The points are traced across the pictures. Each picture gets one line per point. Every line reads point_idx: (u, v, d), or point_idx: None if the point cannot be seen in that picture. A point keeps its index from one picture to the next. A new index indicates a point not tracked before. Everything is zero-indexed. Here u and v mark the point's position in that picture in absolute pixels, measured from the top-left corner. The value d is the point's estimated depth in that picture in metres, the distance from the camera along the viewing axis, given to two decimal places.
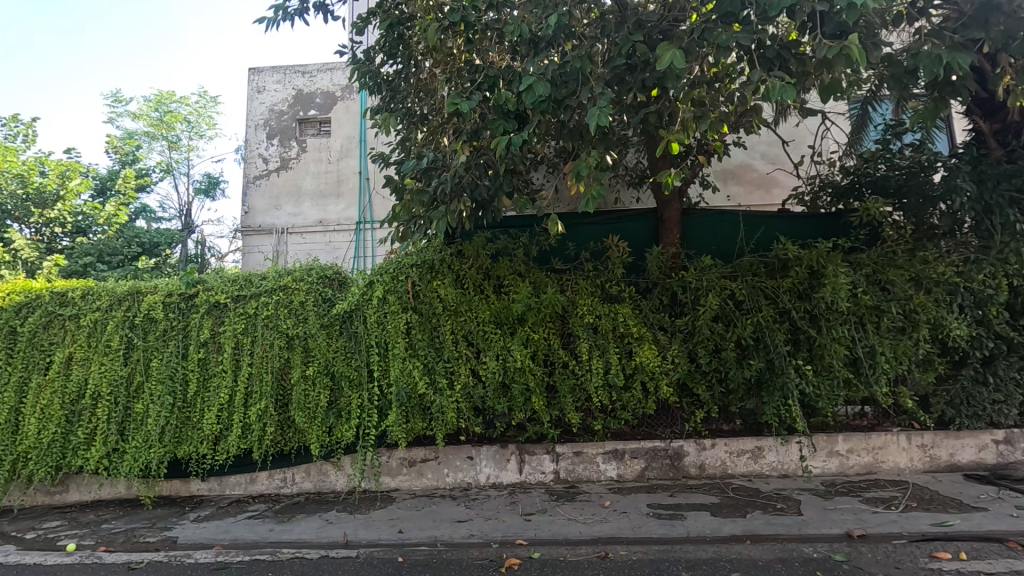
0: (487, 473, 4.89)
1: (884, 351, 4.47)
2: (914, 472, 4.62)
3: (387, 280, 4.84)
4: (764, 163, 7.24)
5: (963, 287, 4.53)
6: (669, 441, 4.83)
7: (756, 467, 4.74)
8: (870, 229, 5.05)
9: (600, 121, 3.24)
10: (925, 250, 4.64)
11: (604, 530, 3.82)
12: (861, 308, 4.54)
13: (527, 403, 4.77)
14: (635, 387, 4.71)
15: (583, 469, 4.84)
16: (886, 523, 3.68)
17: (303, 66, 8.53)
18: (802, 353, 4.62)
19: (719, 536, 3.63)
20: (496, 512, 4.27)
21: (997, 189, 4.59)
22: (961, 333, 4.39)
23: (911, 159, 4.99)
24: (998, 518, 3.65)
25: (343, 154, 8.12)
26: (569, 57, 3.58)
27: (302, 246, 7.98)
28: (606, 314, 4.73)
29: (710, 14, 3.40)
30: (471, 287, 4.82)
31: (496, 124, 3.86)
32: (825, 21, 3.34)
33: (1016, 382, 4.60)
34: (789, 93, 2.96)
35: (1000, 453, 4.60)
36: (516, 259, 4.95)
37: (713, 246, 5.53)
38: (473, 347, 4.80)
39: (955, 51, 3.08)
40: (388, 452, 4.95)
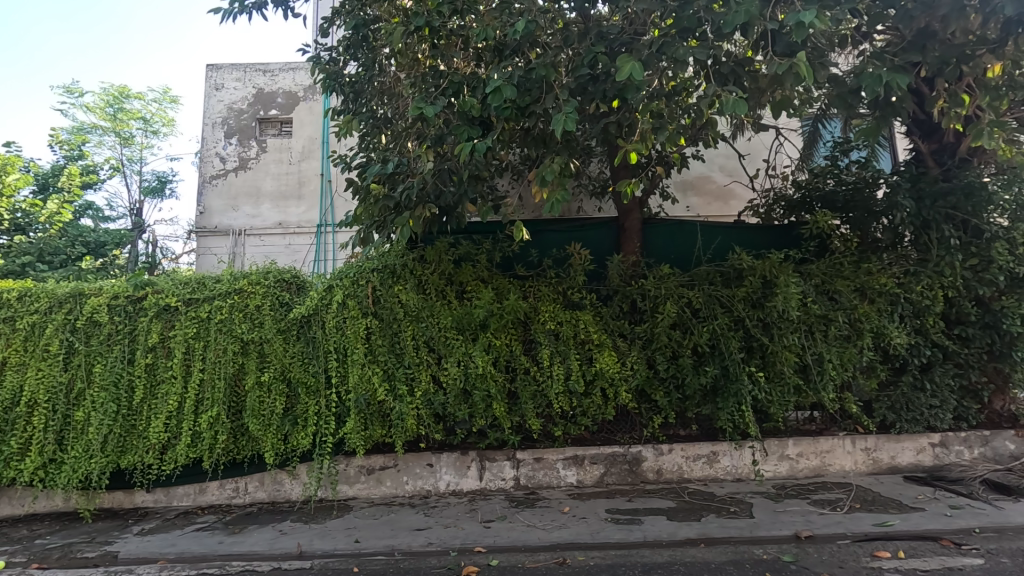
0: (447, 480, 4.85)
1: (831, 358, 4.67)
2: (858, 474, 4.82)
3: (347, 285, 4.76)
4: (721, 176, 7.47)
5: (904, 297, 4.77)
6: (628, 447, 4.90)
7: (711, 472, 4.86)
8: (819, 241, 5.28)
9: (567, 125, 3.30)
10: (869, 262, 4.88)
11: (563, 536, 3.84)
12: (810, 317, 4.72)
13: (488, 409, 4.76)
14: (596, 393, 4.76)
15: (543, 475, 4.86)
16: (832, 524, 3.83)
17: (264, 64, 8.33)
18: (755, 360, 4.78)
19: (674, 540, 3.70)
20: (456, 520, 4.23)
21: (935, 205, 4.84)
22: (900, 341, 4.63)
23: (857, 175, 5.24)
24: (933, 517, 3.85)
25: (305, 155, 7.97)
26: (533, 66, 3.62)
27: (260, 248, 7.78)
28: (567, 320, 4.78)
29: (669, 29, 3.49)
30: (433, 292, 4.80)
31: (460, 130, 3.86)
32: (776, 40, 3.48)
33: (951, 388, 4.87)
34: (742, 107, 3.07)
35: (936, 455, 4.85)
36: (479, 265, 4.96)
37: (672, 255, 5.66)
38: (434, 353, 4.77)
39: (895, 73, 3.25)
40: (346, 460, 4.85)
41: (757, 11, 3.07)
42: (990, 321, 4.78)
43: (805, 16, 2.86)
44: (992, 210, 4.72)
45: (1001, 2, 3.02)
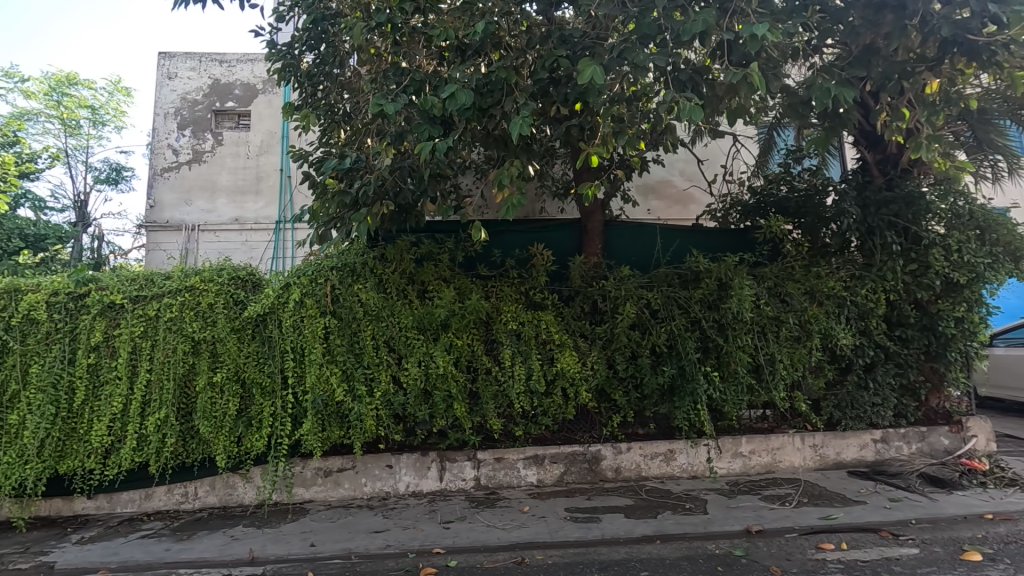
0: (406, 481, 4.80)
1: (782, 359, 4.84)
2: (807, 470, 5.01)
3: (304, 283, 4.66)
4: (681, 180, 7.65)
5: (850, 300, 4.98)
6: (588, 446, 4.96)
7: (668, 469, 4.97)
8: (772, 245, 5.48)
9: (524, 129, 3.32)
10: (818, 266, 5.08)
11: (522, 535, 3.85)
12: (763, 318, 4.87)
13: (449, 410, 4.74)
14: (556, 392, 4.80)
15: (503, 475, 4.87)
16: (780, 518, 3.97)
17: (221, 54, 8.07)
18: (710, 359, 4.91)
19: (631, 537, 3.76)
20: (415, 521, 4.20)
21: (878, 213, 5.08)
22: (846, 342, 4.84)
23: (808, 183, 5.45)
24: (874, 510, 4.03)
25: (263, 150, 7.75)
26: (494, 67, 3.64)
27: (214, 245, 7.53)
28: (529, 320, 4.81)
29: (630, 35, 3.54)
30: (394, 292, 4.75)
31: (421, 129, 3.84)
32: (732, 50, 3.58)
33: (891, 387, 5.11)
34: (698, 114, 3.15)
35: (878, 451, 5.08)
36: (441, 265, 4.93)
37: (633, 257, 5.76)
38: (395, 352, 4.71)
39: (842, 86, 3.39)
40: (303, 462, 4.75)
41: (713, 21, 3.15)
42: (927, 323, 5.03)
43: (757, 29, 2.96)
44: (930, 218, 4.98)
45: (938, 22, 3.19)
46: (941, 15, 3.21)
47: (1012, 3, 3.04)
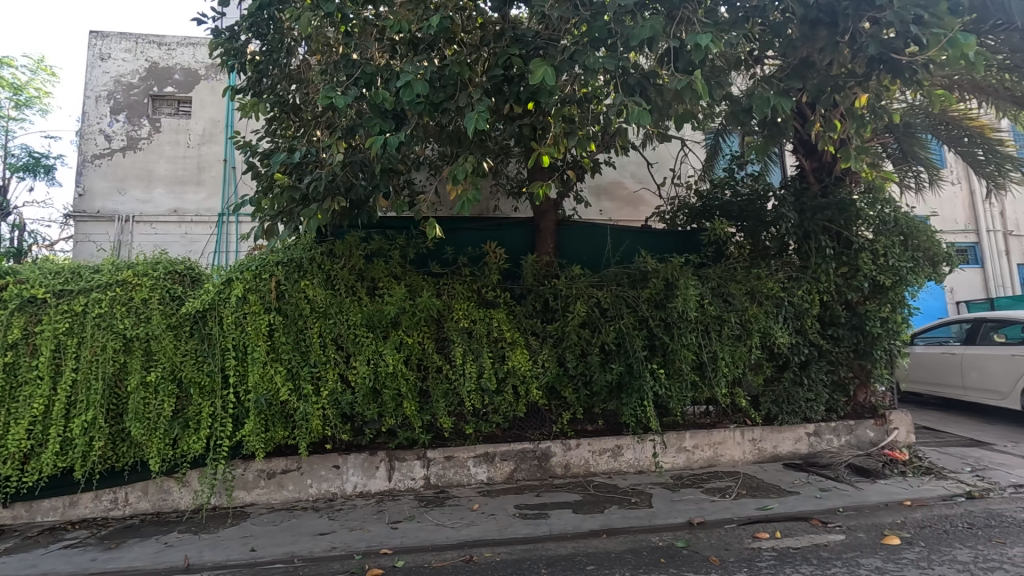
0: (354, 482, 4.71)
1: (724, 356, 5.02)
2: (746, 463, 5.23)
3: (248, 278, 4.49)
4: (632, 182, 7.83)
5: (787, 301, 5.21)
6: (538, 442, 5.00)
7: (615, 465, 5.07)
8: (716, 247, 5.71)
9: (477, 126, 3.32)
10: (758, 269, 5.31)
11: (471, 533, 3.85)
12: (707, 317, 5.04)
13: (398, 409, 4.68)
14: (507, 390, 4.81)
15: (453, 473, 4.85)
16: (720, 510, 4.13)
17: (159, 36, 7.65)
18: (657, 357, 5.04)
19: (578, 532, 3.82)
20: (362, 522, 4.12)
21: (814, 218, 5.35)
22: (783, 341, 5.08)
23: (751, 188, 5.68)
24: (806, 499, 4.26)
25: (206, 139, 7.42)
26: (447, 62, 3.62)
27: (150, 237, 7.14)
28: (481, 318, 4.80)
29: (581, 38, 3.60)
30: (343, 288, 4.64)
31: (372, 123, 3.78)
32: (678, 57, 3.68)
33: (824, 383, 5.40)
34: (644, 119, 3.24)
35: (811, 443, 5.36)
36: (392, 261, 4.86)
37: (584, 257, 5.85)
38: (343, 350, 4.61)
39: (780, 96, 3.55)
40: (244, 464, 4.57)
41: (660, 27, 3.23)
42: (856, 323, 5.34)
43: (701, 38, 3.06)
44: (860, 224, 5.29)
45: (866, 40, 3.37)
46: (868, 34, 3.39)
47: (931, 25, 3.24)
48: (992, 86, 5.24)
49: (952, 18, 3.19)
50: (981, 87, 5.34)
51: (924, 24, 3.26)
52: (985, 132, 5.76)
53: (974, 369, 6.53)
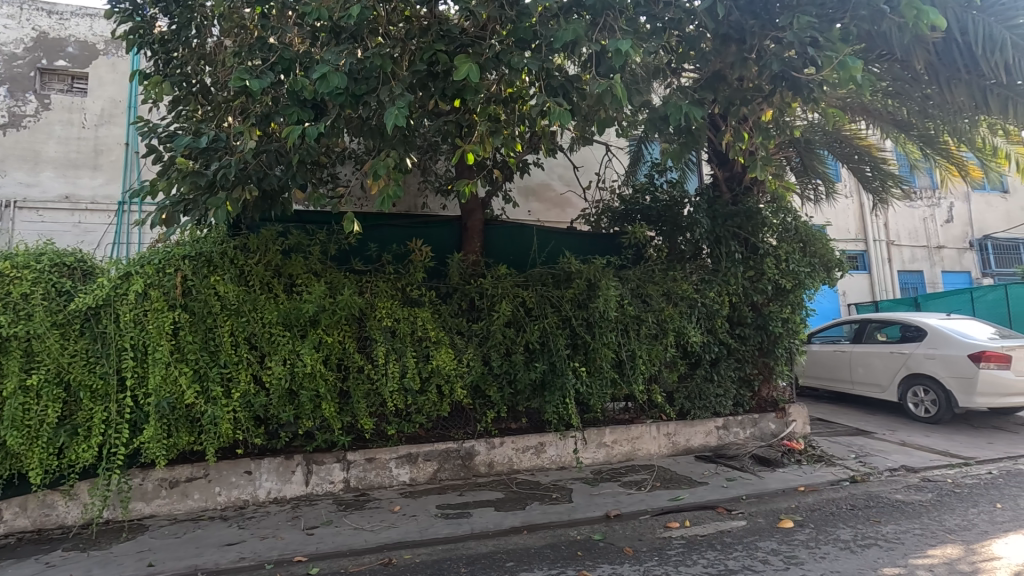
0: (268, 488, 4.48)
1: (642, 355, 5.23)
2: (661, 456, 5.48)
3: (149, 273, 4.17)
4: (560, 184, 7.98)
5: (700, 302, 5.51)
6: (461, 442, 4.99)
7: (538, 462, 5.15)
8: (636, 250, 5.97)
9: (398, 121, 3.26)
10: (675, 271, 5.58)
11: (391, 536, 3.78)
12: (626, 317, 5.23)
13: (317, 410, 4.52)
14: (431, 389, 4.77)
15: (375, 475, 4.74)
16: (636, 502, 4.30)
17: (49, 3, 6.91)
18: (579, 355, 5.17)
19: (499, 529, 3.85)
20: (275, 529, 3.93)
21: (725, 224, 5.69)
22: (696, 340, 5.36)
23: (669, 194, 5.97)
24: (714, 489, 4.53)
25: (104, 120, 6.79)
26: (369, 53, 3.54)
27: (35, 225, 6.44)
28: (405, 317, 4.73)
29: (506, 39, 3.64)
30: (258, 285, 4.41)
31: (289, 111, 3.64)
32: (599, 63, 3.77)
33: (731, 379, 5.77)
34: (564, 120, 3.32)
35: (720, 436, 5.69)
36: (311, 258, 4.67)
37: (510, 256, 5.92)
38: (257, 350, 4.39)
39: (692, 106, 3.74)
40: (142, 474, 4.23)
41: (582, 32, 3.32)
42: (761, 323, 5.74)
43: (619, 45, 3.17)
44: (765, 231, 5.68)
45: (770, 58, 3.62)
46: (772, 53, 3.65)
47: (826, 49, 3.53)
48: (877, 109, 5.80)
49: (843, 44, 3.49)
50: (868, 110, 5.90)
51: (819, 47, 3.54)
52: (872, 151, 6.38)
53: (861, 365, 7.21)
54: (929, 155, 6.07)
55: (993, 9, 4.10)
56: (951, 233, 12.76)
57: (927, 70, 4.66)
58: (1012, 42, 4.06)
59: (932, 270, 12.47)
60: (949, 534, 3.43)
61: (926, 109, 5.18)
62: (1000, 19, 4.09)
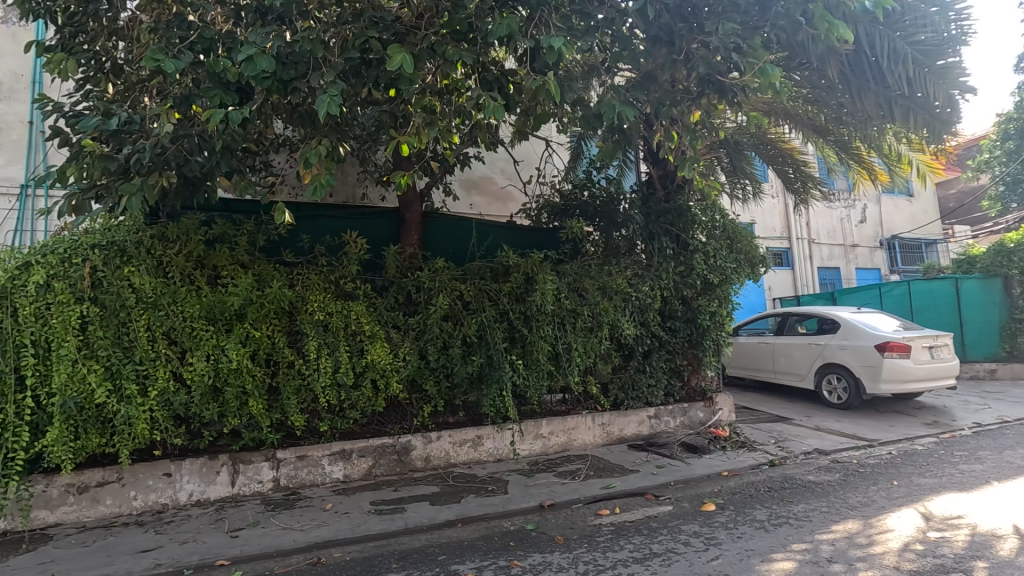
0: (189, 490, 4.26)
1: (577, 347, 5.33)
2: (596, 446, 5.62)
3: (52, 263, 3.86)
4: (501, 178, 8.00)
5: (634, 296, 5.67)
6: (397, 437, 4.93)
7: (475, 455, 5.16)
8: (573, 245, 6.07)
9: (329, 109, 3.16)
10: (610, 266, 5.71)
11: (322, 534, 3.69)
12: (562, 310, 5.32)
13: (243, 408, 4.34)
14: (365, 384, 4.69)
15: (306, 473, 4.60)
16: (570, 491, 4.40)
17: None
18: (516, 349, 5.21)
19: (434, 523, 3.84)
20: (196, 533, 3.75)
21: (658, 222, 5.91)
22: (630, 333, 5.54)
23: (605, 190, 6.10)
24: (644, 476, 4.70)
25: (4, 95, 6.18)
26: (298, 37, 3.41)
27: None
28: (338, 311, 4.60)
29: (441, 29, 3.59)
30: (178, 276, 4.17)
31: (211, 94, 3.46)
32: (535, 58, 3.79)
33: (663, 370, 6.00)
34: (498, 114, 3.32)
35: (652, 425, 5.88)
36: (237, 248, 4.47)
37: (449, 250, 5.94)
38: (177, 346, 4.15)
39: (624, 105, 3.83)
40: (46, 480, 3.92)
41: (516, 27, 3.33)
42: (690, 316, 6.00)
43: (552, 41, 3.21)
44: (695, 228, 5.93)
45: (698, 60, 3.74)
46: (699, 56, 3.78)
47: (748, 55, 3.70)
48: (799, 115, 6.14)
49: (764, 50, 3.69)
50: (791, 115, 6.23)
51: (743, 53, 3.72)
52: (794, 154, 6.76)
53: (782, 356, 7.67)
54: (844, 160, 6.48)
55: (897, 25, 4.48)
56: (864, 233, 13.75)
57: (841, 79, 4.98)
58: (912, 57, 4.46)
59: (847, 267, 13.40)
60: (851, 510, 3.72)
61: (840, 116, 5.53)
62: (903, 35, 4.47)
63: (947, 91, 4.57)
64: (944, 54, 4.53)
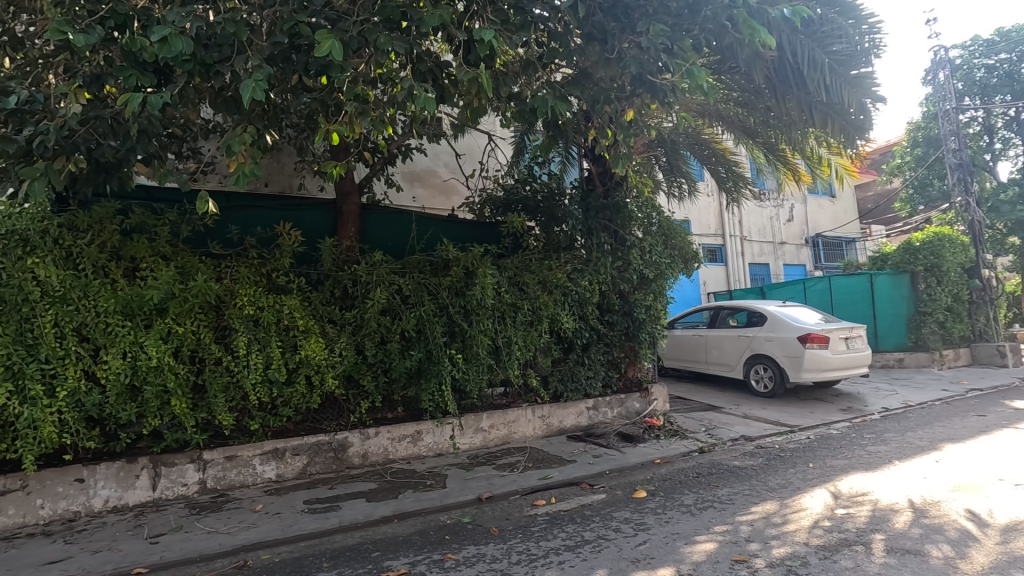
0: (105, 496, 4.00)
1: (516, 341, 5.36)
2: (535, 438, 5.69)
3: None
4: (444, 171, 7.92)
5: (574, 290, 5.78)
6: (333, 434, 4.81)
7: (414, 450, 5.12)
8: (514, 239, 6.12)
9: (254, 95, 3.02)
10: (550, 260, 5.78)
11: (250, 536, 3.56)
12: (502, 304, 5.33)
13: (165, 407, 4.11)
14: (298, 381, 4.55)
15: (235, 474, 4.42)
16: (508, 483, 4.44)
17: None
18: (456, 343, 5.18)
19: (369, 520, 3.79)
20: (111, 541, 3.53)
21: (596, 217, 6.03)
22: (568, 326, 5.63)
23: (547, 185, 6.17)
24: (581, 466, 4.81)
25: None
26: (220, 18, 3.24)
27: None
28: (269, 305, 4.43)
29: (373, 16, 3.50)
30: (90, 269, 3.90)
31: (125, 74, 3.23)
32: (470, 50, 3.77)
33: (600, 363, 6.15)
34: (430, 105, 3.29)
35: (590, 416, 6.02)
36: (158, 239, 4.23)
37: (388, 243, 5.84)
38: (90, 343, 3.89)
39: (558, 101, 3.88)
40: None
41: (449, 19, 3.30)
42: (627, 309, 6.17)
43: (485, 34, 3.20)
44: (632, 224, 6.09)
45: (629, 59, 3.84)
46: (631, 54, 3.87)
47: (678, 57, 3.82)
48: (730, 116, 6.40)
49: (692, 53, 3.85)
50: (722, 116, 6.48)
51: (672, 54, 3.86)
52: (726, 154, 7.04)
53: (714, 348, 8.01)
54: (771, 161, 6.81)
55: (816, 34, 4.74)
56: (792, 231, 14.54)
57: (767, 83, 5.21)
58: (828, 66, 4.76)
59: (776, 262, 14.15)
60: (770, 492, 3.95)
61: (767, 119, 5.82)
62: (821, 44, 4.74)
63: (860, 99, 4.96)
64: (857, 65, 4.90)
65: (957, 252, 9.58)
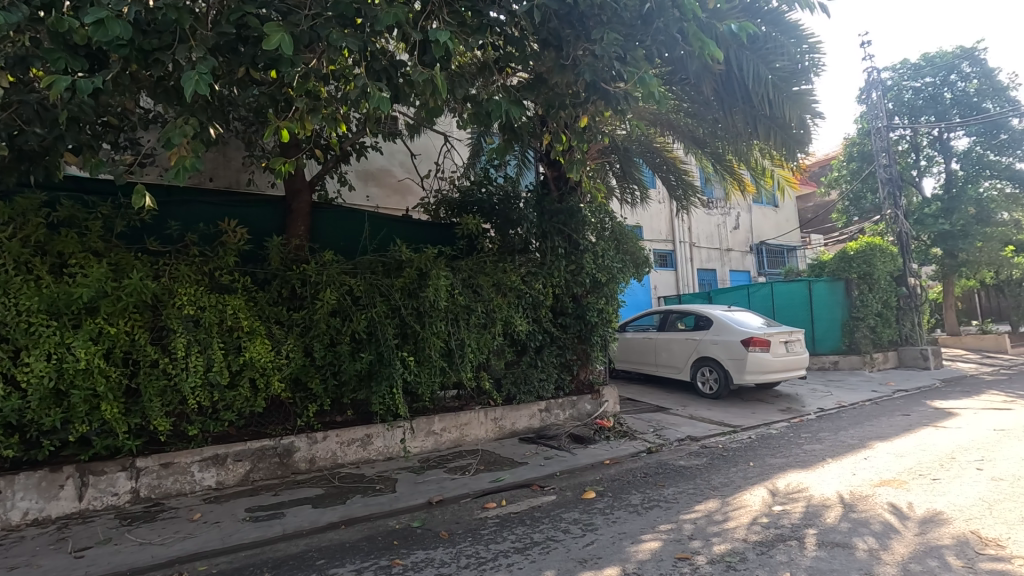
0: (24, 508, 3.73)
1: (469, 344, 5.34)
2: (487, 440, 5.68)
3: None
4: (399, 170, 7.81)
5: (527, 292, 5.83)
6: (279, 438, 4.66)
7: (364, 454, 5.02)
8: (469, 241, 6.10)
9: (198, 87, 2.90)
10: (504, 263, 5.80)
11: (186, 547, 3.40)
12: (456, 306, 5.30)
13: (94, 412, 3.87)
14: (242, 384, 4.37)
15: (172, 482, 4.21)
16: (458, 486, 4.41)
17: None
18: (408, 345, 5.12)
19: (315, 527, 3.68)
20: (30, 556, 3.29)
21: (551, 221, 6.08)
22: (522, 329, 5.66)
23: (503, 187, 6.19)
24: (532, 468, 4.84)
25: None
26: (161, 3, 3.08)
27: None
28: (211, 305, 4.25)
29: (326, 11, 3.41)
30: (11, 264, 3.63)
31: (53, 58, 3.03)
32: (426, 50, 3.73)
33: (553, 365, 6.21)
34: (383, 105, 3.24)
35: (543, 418, 6.06)
36: (89, 235, 3.99)
37: (339, 242, 5.71)
38: (9, 344, 3.61)
39: (513, 105, 3.90)
40: None
41: (403, 18, 3.26)
42: (580, 312, 6.25)
43: (440, 35, 3.19)
44: (586, 228, 6.18)
45: (583, 66, 3.89)
46: (585, 61, 3.92)
47: (630, 66, 3.90)
48: (680, 126, 6.59)
49: (644, 63, 3.95)
50: (673, 126, 6.67)
51: (625, 63, 3.94)
52: (676, 163, 7.24)
53: (663, 351, 8.23)
54: (718, 170, 7.05)
55: (760, 51, 4.94)
56: (737, 238, 15.11)
57: (716, 95, 5.38)
58: (772, 82, 4.99)
59: (723, 268, 14.67)
60: (713, 491, 4.08)
61: (715, 130, 6.02)
62: (766, 61, 4.96)
63: (800, 114, 5.25)
64: (797, 82, 5.17)
65: (887, 261, 10.19)
